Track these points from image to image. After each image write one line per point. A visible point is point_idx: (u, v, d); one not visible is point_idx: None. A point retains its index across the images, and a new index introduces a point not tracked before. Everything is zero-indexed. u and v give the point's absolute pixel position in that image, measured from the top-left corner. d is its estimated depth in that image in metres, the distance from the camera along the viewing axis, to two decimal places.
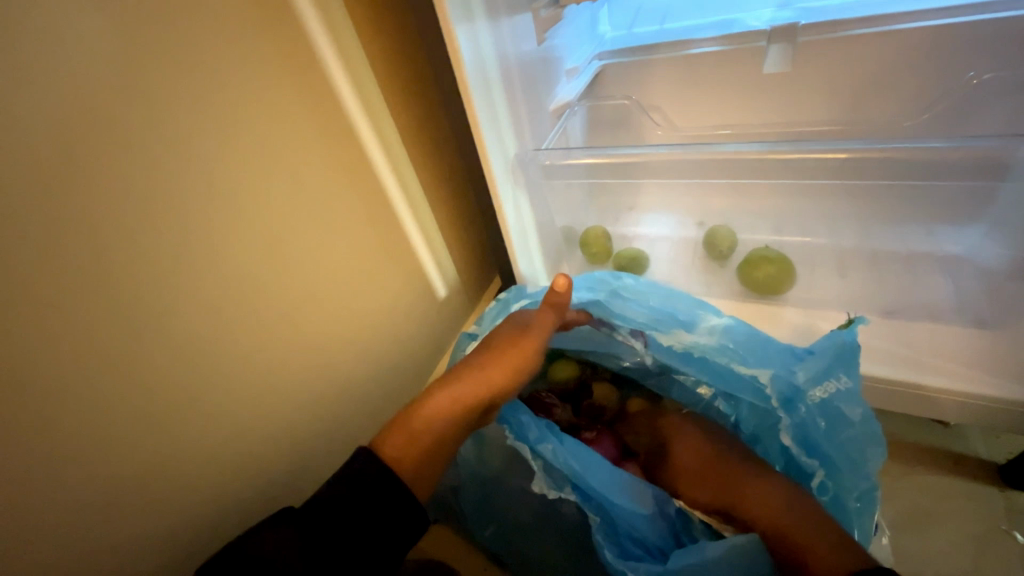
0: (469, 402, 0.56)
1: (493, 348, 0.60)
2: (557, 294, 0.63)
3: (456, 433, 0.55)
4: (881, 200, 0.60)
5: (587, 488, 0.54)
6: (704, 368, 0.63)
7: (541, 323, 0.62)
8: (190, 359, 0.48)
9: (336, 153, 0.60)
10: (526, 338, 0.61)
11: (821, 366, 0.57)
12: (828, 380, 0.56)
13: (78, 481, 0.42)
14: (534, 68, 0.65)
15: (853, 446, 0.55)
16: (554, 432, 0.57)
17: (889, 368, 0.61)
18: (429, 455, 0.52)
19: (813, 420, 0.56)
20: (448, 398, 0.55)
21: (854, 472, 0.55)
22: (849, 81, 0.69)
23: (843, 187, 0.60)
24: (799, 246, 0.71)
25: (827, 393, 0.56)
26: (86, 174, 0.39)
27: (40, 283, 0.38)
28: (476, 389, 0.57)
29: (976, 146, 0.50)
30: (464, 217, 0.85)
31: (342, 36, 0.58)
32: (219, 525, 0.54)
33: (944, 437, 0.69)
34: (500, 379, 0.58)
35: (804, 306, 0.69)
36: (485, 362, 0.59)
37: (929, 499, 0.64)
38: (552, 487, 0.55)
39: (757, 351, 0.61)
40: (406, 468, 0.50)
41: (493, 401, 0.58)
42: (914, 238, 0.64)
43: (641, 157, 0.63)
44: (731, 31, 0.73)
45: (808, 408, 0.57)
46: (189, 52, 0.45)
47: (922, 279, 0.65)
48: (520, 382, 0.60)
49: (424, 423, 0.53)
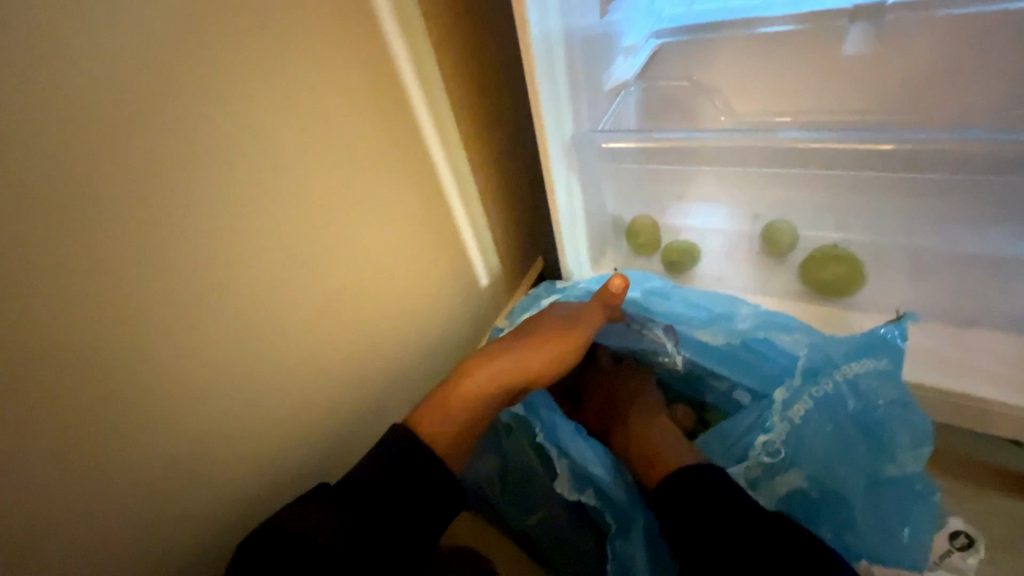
0: (505, 386, 0.55)
1: (534, 335, 0.58)
2: (611, 293, 0.60)
3: (490, 414, 0.54)
4: (976, 198, 0.54)
5: (609, 494, 0.54)
6: (745, 372, 0.61)
7: (590, 319, 0.59)
8: (243, 331, 0.49)
9: (388, 128, 0.59)
10: (572, 330, 0.58)
11: (854, 348, 0.54)
12: (857, 360, 0.53)
13: (138, 443, 0.43)
14: (594, 44, 0.61)
15: (881, 430, 0.51)
16: (580, 436, 0.57)
17: (963, 382, 0.57)
18: (464, 434, 0.52)
19: (839, 396, 0.52)
20: (485, 378, 0.54)
21: (878, 458, 0.51)
22: (940, 64, 0.62)
23: (929, 184, 0.55)
24: (865, 246, 0.66)
25: (862, 370, 0.52)
26: (154, 143, 0.39)
27: (110, 251, 0.38)
28: (516, 375, 0.55)
29: None
30: (510, 202, 0.83)
31: (402, 7, 0.56)
32: (263, 493, 0.55)
33: (1018, 459, 0.64)
34: (537, 366, 0.56)
35: (872, 310, 0.64)
36: (526, 346, 0.56)
37: (996, 522, 0.61)
38: (574, 488, 0.54)
39: (785, 340, 0.59)
40: (442, 444, 0.50)
41: (527, 387, 0.56)
42: (997, 241, 0.58)
43: (699, 142, 0.58)
44: (805, 8, 0.68)
45: (837, 383, 0.52)
46: (252, 18, 0.43)
47: (1011, 287, 0.59)
48: (558, 374, 0.58)
49: (460, 402, 0.52)
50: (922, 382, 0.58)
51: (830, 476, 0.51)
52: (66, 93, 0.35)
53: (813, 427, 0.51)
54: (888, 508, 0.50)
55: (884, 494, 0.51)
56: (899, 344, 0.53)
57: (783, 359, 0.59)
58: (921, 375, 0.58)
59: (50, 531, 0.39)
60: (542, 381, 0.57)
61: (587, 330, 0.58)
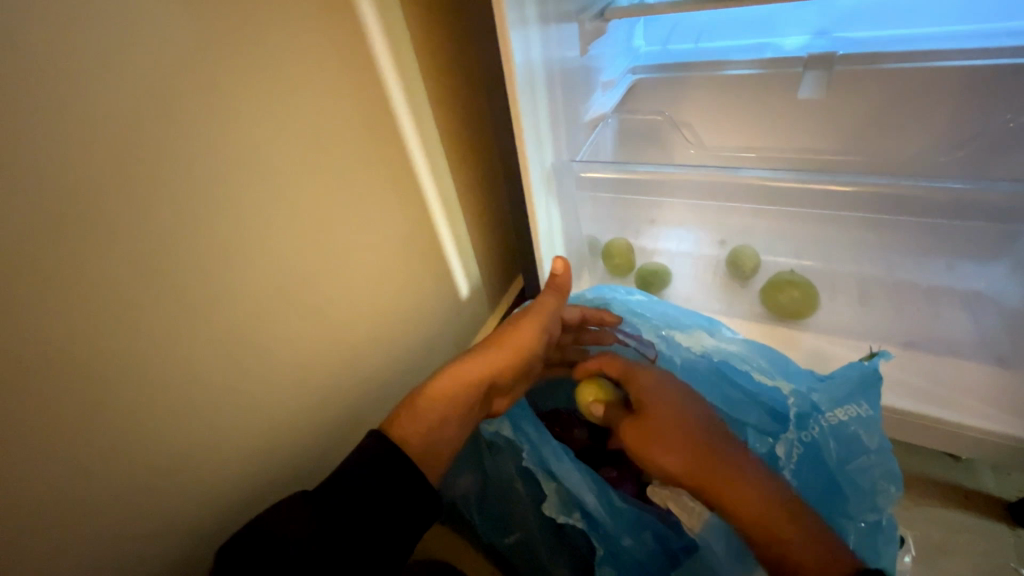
0: (472, 382, 0.56)
1: (496, 333, 0.60)
2: (558, 276, 0.61)
3: (460, 413, 0.55)
4: (912, 233, 0.60)
5: (595, 517, 0.54)
6: (716, 396, 0.63)
7: (544, 306, 0.61)
8: (229, 340, 0.49)
9: (376, 148, 0.61)
10: (528, 319, 0.61)
11: (837, 396, 0.57)
12: (841, 407, 0.56)
13: (118, 454, 0.42)
14: (574, 78, 0.66)
15: (863, 476, 0.53)
16: (568, 456, 0.57)
17: (900, 398, 0.62)
18: (436, 432, 0.53)
19: (826, 444, 0.55)
20: (452, 377, 0.56)
21: (858, 503, 0.53)
22: (879, 111, 0.70)
23: (871, 220, 0.60)
24: (821, 272, 0.71)
25: (844, 416, 0.55)
26: (150, 158, 0.40)
27: (101, 261, 0.38)
28: (480, 370, 0.57)
29: (1002, 190, 0.50)
30: (491, 220, 0.86)
31: (393, 36, 0.59)
32: (237, 506, 0.54)
33: (955, 471, 0.69)
34: (501, 361, 0.58)
35: (827, 332, 0.69)
36: (488, 344, 0.59)
37: (938, 531, 0.65)
38: (561, 511, 0.55)
39: (766, 368, 0.62)
40: (412, 442, 0.51)
41: (494, 381, 0.58)
42: (934, 271, 0.65)
43: (667, 174, 0.63)
44: (768, 56, 0.74)
45: (823, 428, 0.56)
46: (251, 42, 0.46)
47: (944, 312, 0.65)
48: (522, 366, 0.60)
49: (430, 402, 0.54)
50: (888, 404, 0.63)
51: (820, 526, 0.53)
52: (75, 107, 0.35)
53: (807, 475, 0.55)
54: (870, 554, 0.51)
55: (871, 543, 0.51)
56: (878, 381, 0.55)
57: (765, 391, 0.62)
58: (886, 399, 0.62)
59: (25, 546, 0.38)
60: (510, 375, 0.59)
61: (545, 318, 0.61)
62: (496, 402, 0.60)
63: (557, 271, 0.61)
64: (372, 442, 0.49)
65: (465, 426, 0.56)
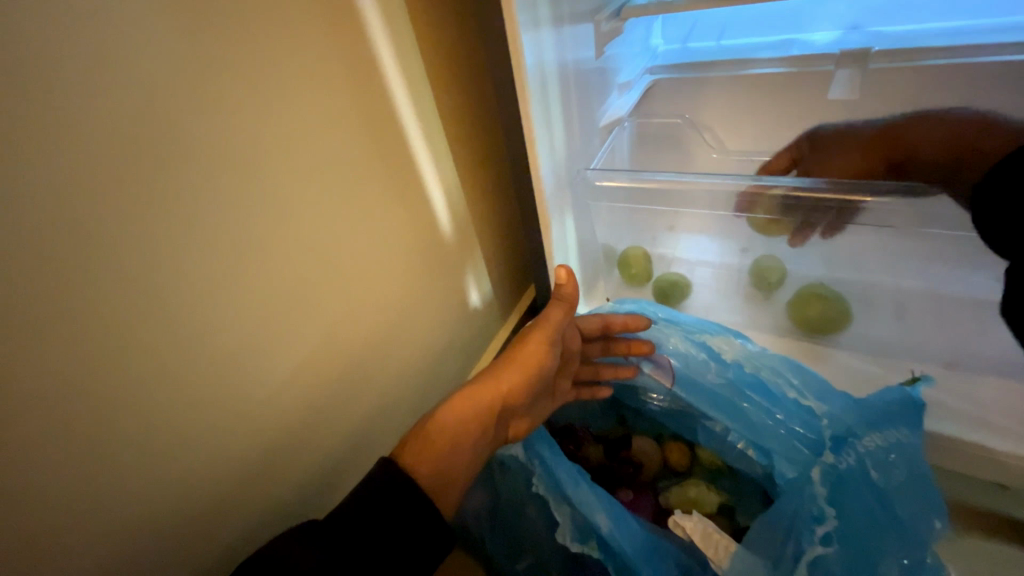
0: (484, 407, 0.54)
1: (509, 352, 0.58)
2: (565, 286, 0.57)
3: (473, 436, 0.53)
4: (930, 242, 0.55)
5: (613, 547, 0.51)
6: (739, 418, 0.59)
7: (552, 318, 0.58)
8: (232, 360, 0.48)
9: (384, 158, 0.59)
10: (537, 335, 0.58)
11: (868, 418, 0.53)
12: (874, 432, 0.52)
13: (116, 477, 0.41)
14: (590, 80, 0.63)
15: (903, 505, 0.49)
16: (584, 480, 0.54)
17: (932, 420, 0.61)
18: (449, 459, 0.51)
19: (861, 472, 0.51)
20: (463, 401, 0.53)
21: (905, 539, 0.48)
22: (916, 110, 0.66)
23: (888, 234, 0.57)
24: (855, 286, 0.64)
25: (880, 442, 0.51)
26: (145, 176, 0.39)
27: (94, 283, 0.37)
28: (490, 391, 0.55)
29: None
30: (503, 230, 0.84)
31: (400, 43, 0.57)
32: (243, 528, 0.53)
33: (1004, 501, 0.64)
34: (513, 382, 0.56)
35: (856, 347, 0.66)
36: (500, 365, 0.57)
37: (985, 566, 0.61)
38: (576, 539, 0.52)
39: (796, 389, 0.58)
40: (423, 471, 0.49)
41: (507, 404, 0.55)
42: (976, 284, 0.57)
43: (685, 183, 0.60)
44: (794, 52, 0.70)
45: (860, 456, 0.51)
46: (251, 54, 0.44)
47: (990, 327, 0.58)
48: (537, 385, 0.57)
49: (441, 427, 0.52)
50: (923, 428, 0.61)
51: (858, 557, 0.48)
52: (76, 136, 0.35)
53: (849, 507, 0.50)
54: None
55: None
56: (918, 406, 0.52)
57: (798, 412, 0.57)
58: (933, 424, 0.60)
59: (35, 573, 0.38)
60: (525, 396, 0.57)
61: (556, 333, 0.58)
62: (515, 424, 0.57)
63: (561, 281, 0.58)
64: (377, 467, 0.47)
65: (480, 452, 0.53)
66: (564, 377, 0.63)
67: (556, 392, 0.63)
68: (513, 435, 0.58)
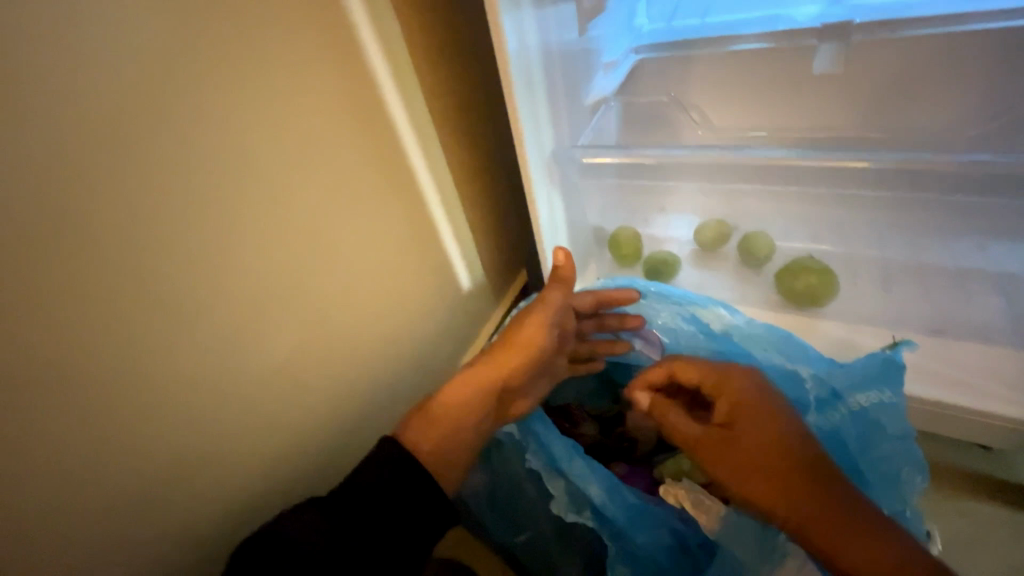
0: (483, 387, 0.54)
1: (506, 331, 0.58)
2: (560, 267, 0.58)
3: (472, 417, 0.53)
4: (922, 210, 0.59)
5: (606, 515, 0.53)
6: None
7: (549, 299, 0.58)
8: (225, 343, 0.48)
9: (370, 140, 0.59)
10: (532, 315, 0.58)
11: (854, 379, 0.54)
12: (863, 393, 0.53)
13: (111, 460, 0.42)
14: (574, 60, 0.63)
15: (888, 462, 0.51)
16: (578, 453, 0.55)
17: (926, 387, 0.59)
18: (450, 440, 0.51)
19: (846, 431, 0.53)
20: (462, 382, 0.54)
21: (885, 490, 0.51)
22: (885, 85, 0.67)
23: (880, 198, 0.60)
24: (841, 257, 0.67)
25: (865, 403, 0.53)
26: (128, 159, 0.39)
27: (78, 268, 0.37)
28: (489, 371, 0.55)
29: (984, 162, 0.49)
30: (491, 214, 0.84)
31: (382, 25, 0.57)
32: (242, 510, 0.53)
33: (986, 463, 0.66)
34: (511, 361, 0.56)
35: (845, 319, 0.65)
36: (498, 346, 0.57)
37: (965, 524, 0.63)
38: (570, 509, 0.54)
39: (792, 357, 0.58)
40: (424, 450, 0.50)
41: (506, 384, 0.56)
42: (959, 249, 0.61)
43: (675, 158, 0.60)
44: (778, 27, 0.69)
45: (844, 416, 0.53)
46: (228, 34, 0.43)
47: (975, 297, 0.61)
48: (534, 364, 0.58)
49: (441, 407, 0.52)
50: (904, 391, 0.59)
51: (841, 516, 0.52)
52: (54, 118, 0.35)
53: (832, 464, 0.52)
54: (896, 543, 0.49)
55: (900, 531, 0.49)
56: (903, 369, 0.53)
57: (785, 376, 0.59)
58: (929, 392, 0.58)
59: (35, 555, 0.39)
60: (524, 374, 0.57)
61: (552, 311, 0.58)
62: (514, 404, 0.58)
63: (561, 263, 0.58)
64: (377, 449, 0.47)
65: (481, 431, 0.54)
66: (562, 356, 0.63)
67: (554, 370, 0.63)
68: (513, 414, 0.58)
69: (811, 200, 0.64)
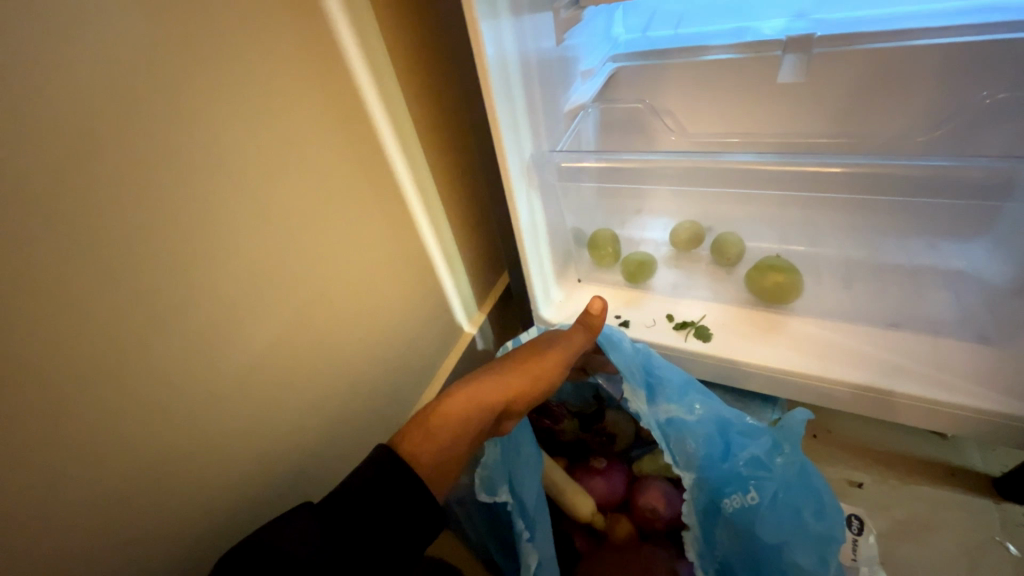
0: (486, 405, 0.55)
1: (519, 356, 0.59)
2: (593, 315, 0.61)
3: (469, 431, 0.54)
4: (881, 214, 0.60)
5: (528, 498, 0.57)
6: None
7: (573, 340, 0.61)
8: (208, 346, 0.48)
9: (352, 145, 0.60)
10: (552, 348, 0.60)
11: (733, 477, 0.57)
12: (736, 492, 0.56)
13: (93, 463, 0.42)
14: (552, 68, 0.65)
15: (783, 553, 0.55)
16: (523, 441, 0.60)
17: (886, 381, 0.62)
18: (444, 449, 0.52)
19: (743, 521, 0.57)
20: (470, 397, 0.55)
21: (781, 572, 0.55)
22: (847, 94, 0.70)
23: (841, 201, 0.61)
24: (804, 256, 0.71)
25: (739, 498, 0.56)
26: (112, 164, 0.39)
27: (60, 271, 0.38)
28: (497, 390, 0.56)
29: (933, 165, 0.53)
30: (473, 218, 0.85)
31: (364, 32, 0.58)
32: (223, 514, 0.53)
33: (942, 450, 0.70)
34: (518, 385, 0.57)
35: (810, 316, 0.69)
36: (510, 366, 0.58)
37: (926, 508, 0.66)
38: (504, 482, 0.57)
39: (694, 454, 0.58)
40: (415, 456, 0.50)
41: (508, 406, 0.57)
42: (915, 250, 0.64)
43: (648, 162, 0.63)
44: (746, 39, 0.74)
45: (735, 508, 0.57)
46: (211, 41, 0.44)
47: (927, 294, 0.66)
48: (538, 394, 0.59)
49: (441, 418, 0.53)
50: (854, 380, 0.63)
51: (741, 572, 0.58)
52: (41, 124, 0.35)
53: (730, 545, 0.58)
54: None
55: None
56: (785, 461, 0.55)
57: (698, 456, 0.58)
58: (891, 384, 0.61)
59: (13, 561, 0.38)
60: (527, 401, 0.58)
61: (571, 352, 0.60)
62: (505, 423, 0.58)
63: (592, 309, 0.61)
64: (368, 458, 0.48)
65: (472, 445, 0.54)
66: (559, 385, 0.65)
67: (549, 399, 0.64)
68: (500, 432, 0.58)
69: (779, 203, 0.66)
